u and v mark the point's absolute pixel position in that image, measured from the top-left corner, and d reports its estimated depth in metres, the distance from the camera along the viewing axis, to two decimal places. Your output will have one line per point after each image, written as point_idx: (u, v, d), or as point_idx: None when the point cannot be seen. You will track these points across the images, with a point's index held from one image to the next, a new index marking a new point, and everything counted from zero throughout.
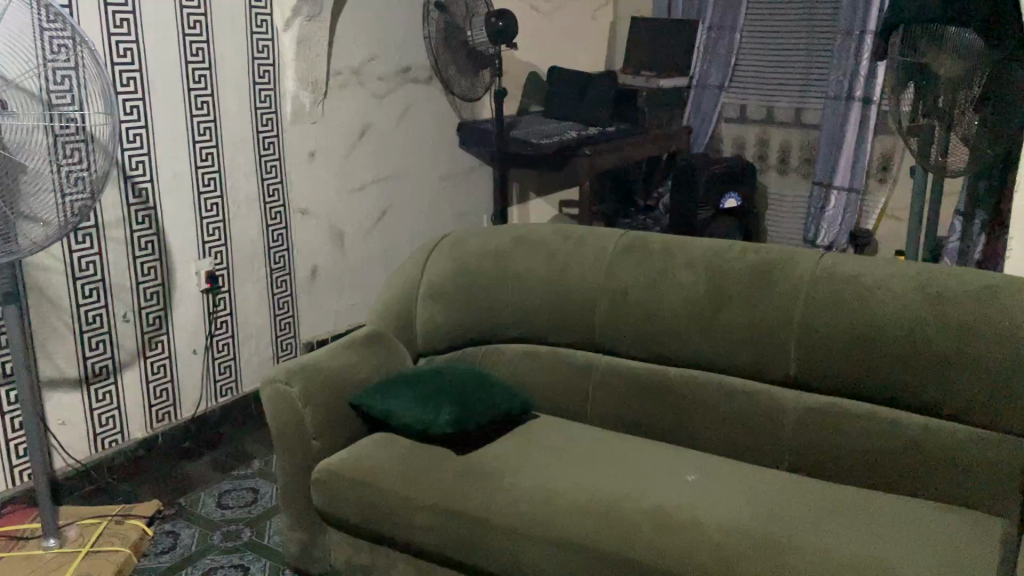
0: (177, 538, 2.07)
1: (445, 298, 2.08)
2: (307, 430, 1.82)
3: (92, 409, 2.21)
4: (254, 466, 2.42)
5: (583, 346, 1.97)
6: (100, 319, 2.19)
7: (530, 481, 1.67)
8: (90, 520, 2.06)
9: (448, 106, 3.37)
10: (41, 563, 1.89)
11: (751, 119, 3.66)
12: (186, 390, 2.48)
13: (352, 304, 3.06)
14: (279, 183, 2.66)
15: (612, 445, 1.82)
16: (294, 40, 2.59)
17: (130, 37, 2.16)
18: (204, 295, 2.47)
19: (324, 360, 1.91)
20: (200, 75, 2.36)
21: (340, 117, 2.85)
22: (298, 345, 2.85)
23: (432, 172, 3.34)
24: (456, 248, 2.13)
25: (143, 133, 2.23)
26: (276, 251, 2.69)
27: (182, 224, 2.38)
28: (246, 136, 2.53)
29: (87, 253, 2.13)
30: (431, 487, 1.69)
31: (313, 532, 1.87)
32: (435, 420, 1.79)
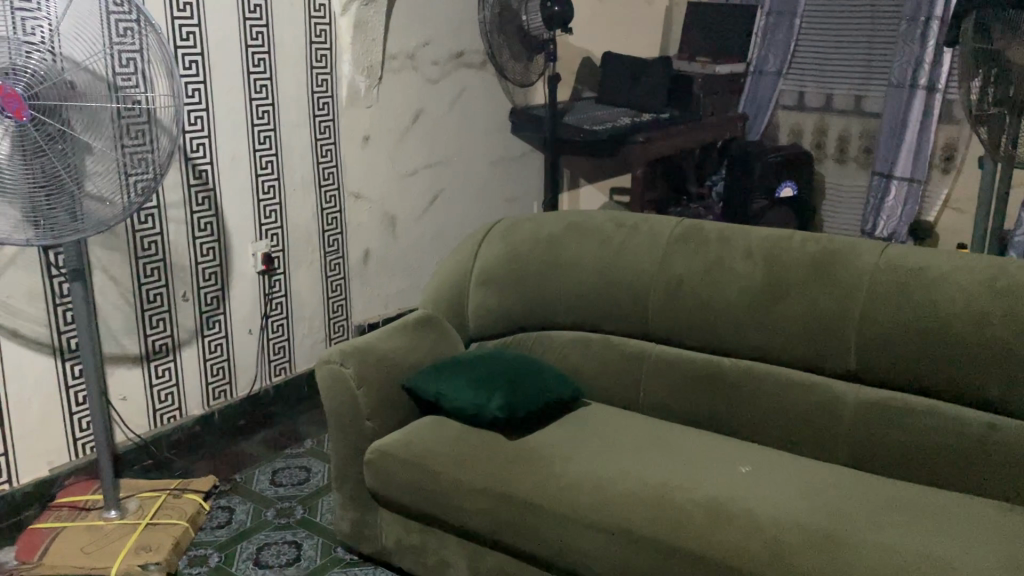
0: (232, 513, 2.12)
1: (498, 283, 2.08)
2: (361, 410, 1.84)
3: (152, 385, 2.27)
4: (306, 445, 2.46)
5: (635, 334, 1.96)
6: (161, 298, 2.25)
7: (581, 468, 1.67)
8: (150, 493, 2.11)
9: (501, 91, 3.37)
10: (104, 534, 1.95)
11: (809, 107, 3.57)
12: (242, 369, 2.53)
13: (403, 288, 3.08)
14: (334, 166, 2.68)
15: (664, 434, 1.81)
16: (351, 25, 2.61)
17: (192, 21, 2.19)
18: (260, 276, 2.51)
19: (379, 342, 1.94)
20: (259, 59, 2.39)
21: (394, 102, 2.86)
22: (350, 328, 2.88)
23: (483, 158, 3.34)
24: (509, 234, 2.13)
25: (204, 115, 2.26)
26: (330, 234, 2.72)
27: (241, 206, 2.42)
28: (303, 120, 2.55)
29: (148, 233, 2.18)
30: (483, 471, 1.70)
31: (365, 512, 1.90)
32: (488, 404, 1.80)
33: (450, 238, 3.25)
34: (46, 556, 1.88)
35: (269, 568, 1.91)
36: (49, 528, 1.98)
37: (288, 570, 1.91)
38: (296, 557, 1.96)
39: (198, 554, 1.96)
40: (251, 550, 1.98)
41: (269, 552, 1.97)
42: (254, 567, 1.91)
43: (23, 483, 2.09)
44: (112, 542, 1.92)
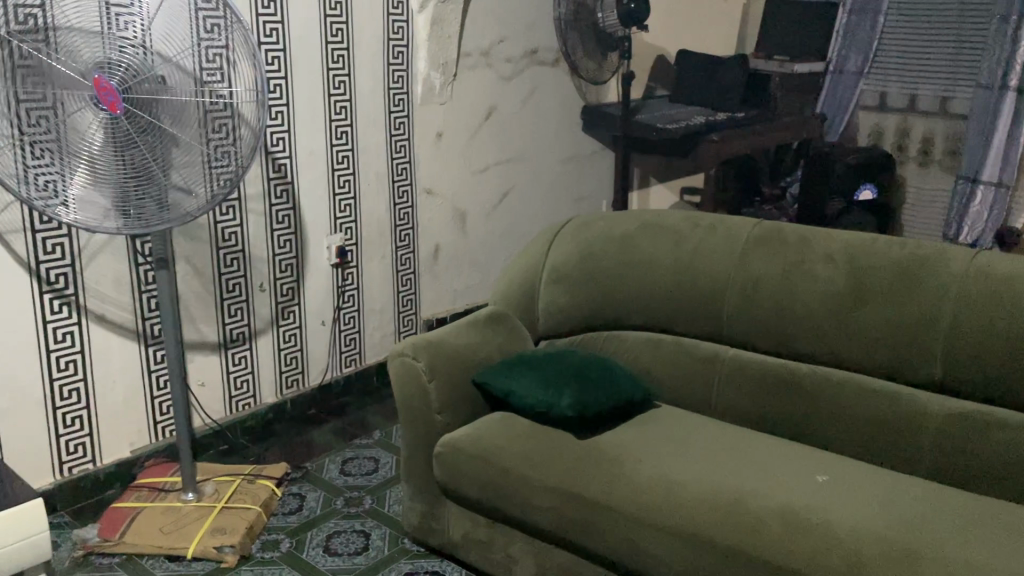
0: (303, 500, 2.16)
1: (569, 281, 2.07)
2: (431, 404, 1.86)
3: (229, 372, 2.34)
4: (375, 436, 2.49)
5: (709, 336, 1.93)
6: (239, 288, 2.30)
7: (652, 470, 1.65)
8: (225, 477, 2.17)
9: (574, 89, 3.37)
10: (182, 515, 2.01)
11: (891, 108, 3.41)
12: (314, 360, 2.58)
13: (471, 284, 3.09)
14: (408, 162, 2.71)
15: (737, 439, 1.78)
16: (428, 22, 2.64)
17: (276, 18, 2.24)
18: (334, 269, 2.56)
19: (451, 336, 1.95)
20: (338, 55, 2.43)
21: (468, 99, 2.88)
22: (419, 322, 2.91)
23: (554, 156, 3.34)
24: (582, 232, 2.12)
25: (284, 110, 2.31)
26: (401, 229, 2.75)
27: (317, 200, 2.46)
28: (379, 116, 2.59)
29: (229, 224, 2.24)
30: (553, 468, 1.70)
31: (433, 504, 1.92)
32: (558, 402, 1.80)
33: (520, 235, 3.26)
34: (127, 534, 1.94)
35: (339, 556, 1.94)
36: (130, 506, 2.04)
37: (356, 559, 1.94)
38: (365, 547, 1.99)
39: (270, 539, 2.00)
40: (322, 537, 2.02)
41: (339, 540, 2.00)
42: (324, 554, 1.95)
43: (106, 463, 2.18)
44: (189, 523, 1.98)
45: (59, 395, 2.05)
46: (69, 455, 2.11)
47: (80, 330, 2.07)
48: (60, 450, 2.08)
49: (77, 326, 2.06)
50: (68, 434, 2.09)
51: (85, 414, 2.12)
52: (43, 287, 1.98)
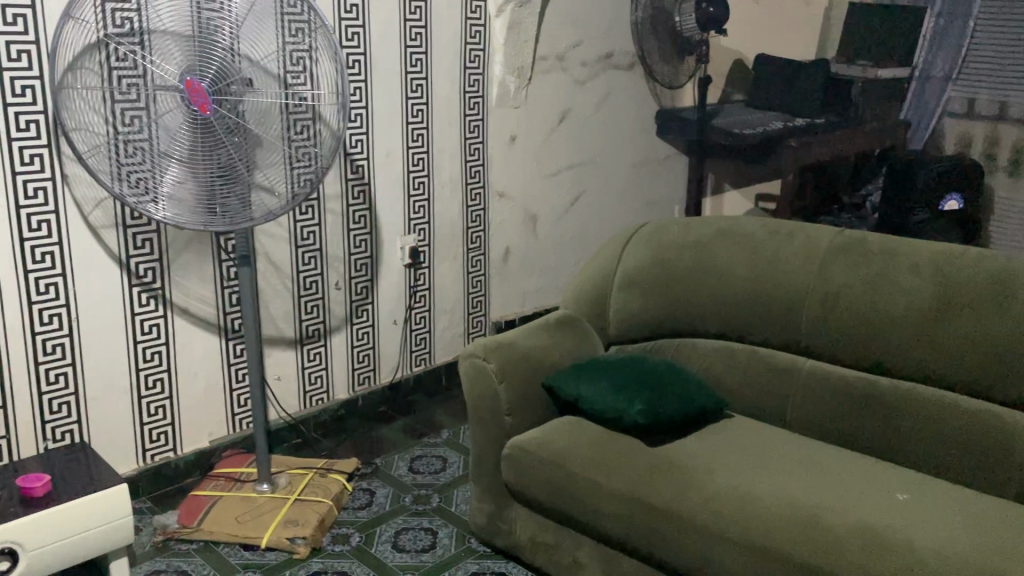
0: (373, 496, 2.20)
1: (642, 287, 2.06)
2: (501, 405, 1.87)
3: (303, 367, 2.39)
4: (443, 435, 2.52)
5: (786, 346, 1.90)
6: (316, 286, 2.36)
7: (725, 481, 1.63)
8: (299, 470, 2.23)
9: (648, 93, 3.34)
10: (256, 505, 2.07)
11: (979, 116, 2.76)
12: (386, 358, 2.62)
13: (540, 287, 3.10)
14: (481, 165, 2.74)
15: (813, 453, 1.74)
16: (505, 26, 2.66)
17: (358, 22, 2.29)
18: (407, 268, 2.60)
19: (522, 339, 1.96)
20: (417, 59, 2.46)
21: (542, 103, 2.89)
22: (488, 323, 2.94)
23: (627, 160, 3.32)
24: (656, 238, 2.10)
25: (363, 113, 2.36)
26: (474, 231, 2.78)
27: (393, 201, 2.50)
28: (454, 119, 2.62)
29: (307, 223, 2.30)
30: (623, 475, 1.69)
31: (501, 505, 1.93)
32: (628, 409, 1.79)
33: (590, 239, 3.25)
34: (205, 522, 2.01)
35: (407, 552, 1.97)
36: (208, 495, 2.11)
37: (424, 556, 1.96)
38: (432, 544, 2.01)
39: (340, 532, 2.05)
40: (390, 533, 2.05)
41: (407, 537, 2.03)
42: (392, 550, 1.98)
43: (185, 451, 2.26)
44: (263, 514, 2.04)
45: (144, 385, 2.14)
46: (152, 443, 2.19)
47: (165, 322, 2.15)
48: (143, 437, 2.17)
49: (162, 318, 2.14)
50: (151, 423, 2.18)
51: (167, 404, 2.20)
52: (132, 280, 2.06)
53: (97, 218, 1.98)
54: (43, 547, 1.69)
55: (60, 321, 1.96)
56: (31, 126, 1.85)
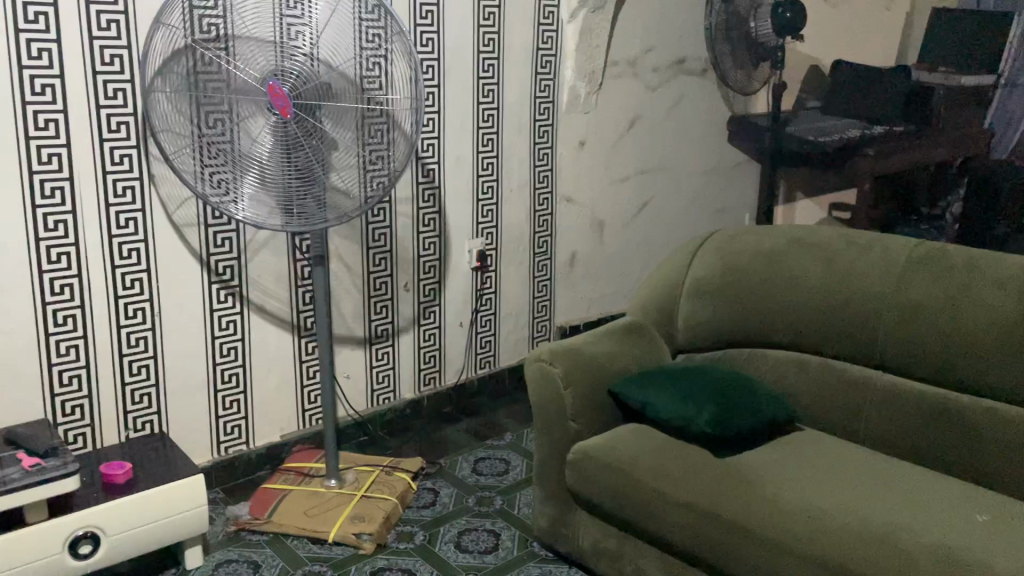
0: (436, 495, 2.23)
1: (711, 295, 2.03)
2: (566, 411, 1.87)
3: (372, 366, 2.44)
4: (506, 438, 2.53)
5: (860, 360, 1.85)
6: (385, 286, 2.41)
7: (795, 495, 1.60)
8: (365, 467, 2.27)
9: (720, 99, 3.30)
10: (324, 500, 2.12)
11: None
12: (451, 359, 2.66)
13: (605, 292, 3.09)
14: (550, 170, 2.75)
15: (886, 470, 1.70)
16: (577, 32, 2.67)
17: (433, 28, 2.33)
18: (474, 272, 2.63)
19: (589, 345, 1.95)
20: (489, 64, 2.49)
21: (612, 108, 2.89)
22: (552, 328, 2.95)
23: (696, 167, 3.29)
24: (727, 246, 2.07)
25: (435, 118, 2.40)
26: (541, 236, 2.79)
27: (462, 204, 2.53)
28: (525, 124, 2.64)
29: (379, 225, 2.35)
30: (689, 484, 1.67)
31: (565, 510, 1.93)
32: (695, 418, 1.77)
33: (658, 246, 3.23)
34: (275, 515, 2.06)
35: (469, 553, 1.99)
36: (278, 488, 2.17)
37: (486, 558, 1.98)
38: (495, 546, 2.02)
39: (405, 530, 2.07)
40: (454, 533, 2.07)
41: (470, 538, 2.05)
42: (455, 550, 2.00)
43: (257, 445, 2.33)
44: (330, 509, 2.08)
45: (220, 379, 2.21)
46: (227, 436, 2.26)
47: (242, 319, 2.21)
48: (218, 430, 2.24)
49: (239, 315, 2.21)
50: (226, 416, 2.25)
51: (242, 398, 2.27)
52: (211, 277, 2.13)
53: (180, 217, 2.05)
54: (124, 533, 1.77)
55: (143, 314, 2.04)
56: (121, 127, 1.92)
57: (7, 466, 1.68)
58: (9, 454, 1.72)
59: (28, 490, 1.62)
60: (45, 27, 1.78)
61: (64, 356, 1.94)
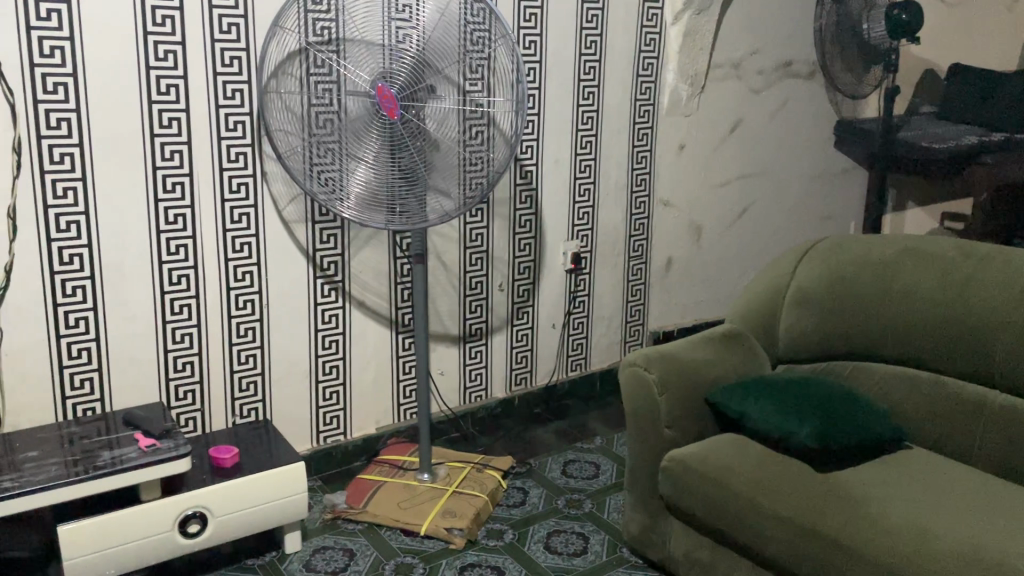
0: (526, 495, 2.24)
1: (816, 305, 1.98)
2: (660, 417, 1.85)
3: (466, 364, 2.48)
4: (596, 442, 2.53)
5: (973, 378, 1.77)
6: (481, 286, 2.44)
7: (901, 516, 1.53)
8: (458, 463, 2.30)
9: (827, 103, 3.20)
10: (417, 494, 2.16)
11: None
12: (543, 360, 2.67)
13: (700, 299, 3.05)
14: (648, 173, 2.73)
15: (1002, 496, 1.61)
16: (681, 34, 2.64)
17: (535, 30, 2.34)
18: (568, 274, 2.64)
19: (686, 351, 1.93)
20: (590, 67, 2.49)
21: (715, 111, 2.84)
22: (645, 333, 2.93)
23: (799, 172, 3.20)
24: (833, 254, 2.01)
25: (536, 120, 2.41)
26: (637, 240, 2.77)
27: (559, 206, 2.54)
28: (624, 126, 2.63)
29: (476, 225, 2.38)
30: (787, 499, 1.62)
31: (656, 517, 1.91)
32: (796, 431, 1.72)
33: (757, 254, 3.16)
34: (370, 505, 2.11)
35: (558, 555, 1.99)
36: (374, 479, 2.23)
37: (575, 560, 1.97)
38: (584, 549, 2.02)
39: (495, 528, 2.09)
40: (543, 533, 2.08)
41: (559, 540, 2.05)
42: (544, 551, 2.01)
43: (354, 436, 2.39)
44: (423, 502, 2.12)
45: (322, 370, 2.28)
46: (326, 426, 2.33)
47: (343, 313, 2.28)
48: (318, 420, 2.31)
49: (341, 309, 2.28)
50: (326, 406, 2.32)
51: (341, 389, 2.33)
52: (317, 272, 2.21)
53: (290, 212, 2.13)
54: (228, 515, 1.84)
55: (252, 306, 2.13)
56: (238, 126, 2.01)
57: (125, 445, 1.78)
58: (127, 434, 1.83)
59: (144, 469, 1.71)
60: (171, 29, 1.88)
61: (179, 343, 2.04)
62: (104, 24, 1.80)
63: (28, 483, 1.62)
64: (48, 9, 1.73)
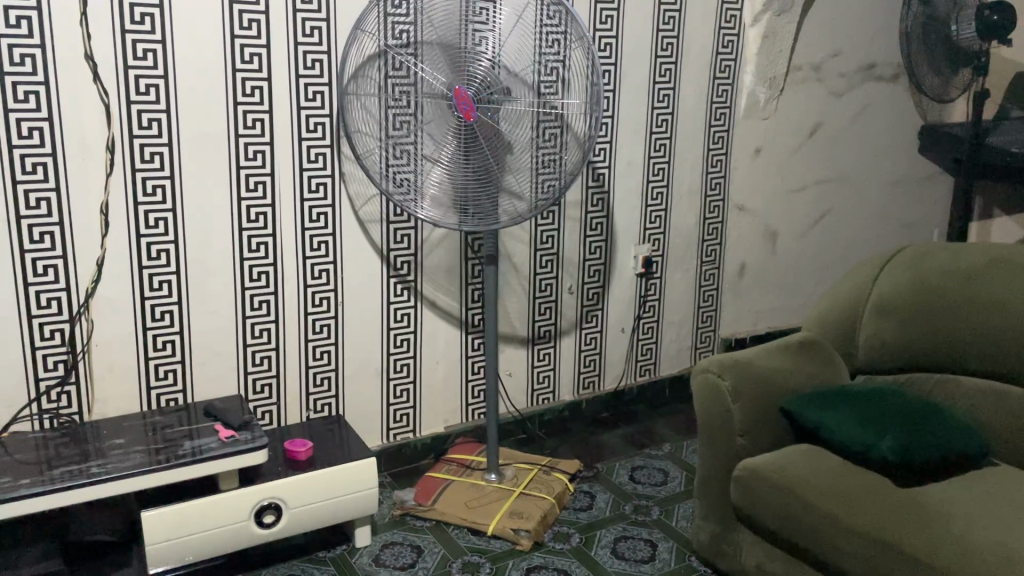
0: (593, 500, 2.23)
1: (898, 315, 1.92)
2: (733, 426, 1.82)
3: (534, 366, 2.48)
4: (665, 448, 2.50)
5: None
6: (550, 288, 2.44)
7: (988, 534, 1.47)
8: (525, 465, 2.31)
9: (911, 106, 3.10)
10: (485, 493, 2.17)
11: None
12: (611, 364, 2.66)
13: (773, 306, 2.99)
14: (722, 177, 2.69)
15: None
16: (760, 36, 2.60)
17: (611, 32, 2.33)
18: (638, 278, 2.62)
19: (760, 359, 1.89)
20: (666, 70, 2.47)
21: (793, 115, 2.78)
22: (716, 340, 2.88)
23: (880, 179, 3.10)
24: (918, 263, 1.95)
25: (610, 123, 2.40)
26: (709, 245, 2.74)
27: (630, 209, 2.53)
28: (699, 130, 2.59)
29: (547, 228, 2.38)
30: (866, 513, 1.57)
31: (727, 527, 1.88)
32: (877, 444, 1.67)
33: (833, 261, 3.08)
34: (438, 503, 2.14)
35: (626, 560, 1.98)
36: (442, 478, 2.25)
37: (643, 567, 1.96)
38: (652, 556, 2.00)
39: (561, 531, 2.09)
40: (610, 538, 2.06)
41: (626, 545, 2.04)
42: (611, 556, 1.99)
43: (423, 434, 2.42)
44: (490, 502, 2.13)
45: (393, 368, 2.31)
46: (395, 423, 2.36)
47: (415, 312, 2.31)
48: (389, 417, 2.35)
49: (413, 309, 2.30)
50: (396, 403, 2.35)
51: (411, 388, 2.36)
52: (390, 271, 2.24)
53: (366, 212, 2.17)
54: (302, 507, 1.88)
55: (327, 303, 2.17)
56: (318, 127, 2.06)
57: (206, 435, 1.84)
58: (207, 425, 1.89)
59: (223, 459, 1.76)
60: (257, 33, 1.93)
61: (258, 338, 2.10)
62: (194, 27, 1.86)
63: (115, 469, 1.68)
64: (142, 13, 1.80)
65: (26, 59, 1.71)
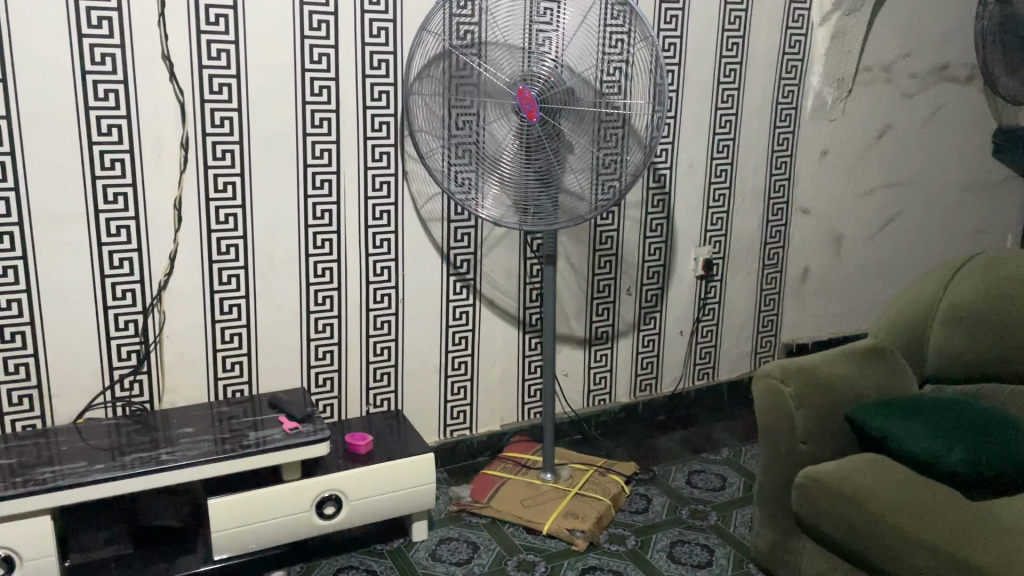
0: (649, 503, 2.22)
1: (971, 323, 1.87)
2: (796, 432, 1.78)
3: (591, 367, 2.48)
4: (722, 453, 2.47)
5: None
6: (608, 288, 2.43)
7: None
8: (580, 466, 2.31)
9: (985, 108, 3.01)
10: (540, 492, 2.17)
11: None
12: (668, 367, 2.64)
13: (836, 311, 2.92)
14: (787, 179, 2.64)
15: None
16: (829, 35, 2.55)
17: (675, 32, 2.31)
18: (698, 281, 2.60)
19: (825, 365, 1.85)
20: (730, 70, 2.44)
21: (862, 116, 2.72)
22: (776, 345, 2.84)
23: (951, 184, 3.01)
24: (993, 270, 1.89)
25: (673, 122, 2.38)
26: (772, 248, 2.70)
27: (691, 211, 2.51)
28: (763, 131, 2.56)
29: (607, 228, 2.38)
30: (933, 525, 1.53)
31: (787, 535, 1.85)
32: (946, 455, 1.62)
33: (900, 267, 3.00)
34: (494, 500, 2.15)
35: (682, 565, 1.96)
36: (498, 476, 2.26)
37: (700, 572, 1.94)
38: (709, 562, 1.98)
39: (617, 533, 2.08)
40: (666, 542, 2.05)
41: (682, 550, 2.02)
42: (667, 560, 1.98)
43: (479, 431, 2.44)
44: (546, 501, 2.14)
45: (451, 365, 2.34)
46: (453, 420, 2.39)
47: (473, 311, 2.33)
48: (446, 413, 2.37)
49: (471, 307, 2.32)
50: (453, 400, 2.37)
51: (468, 385, 2.38)
52: (450, 270, 2.27)
53: (427, 211, 2.20)
54: (362, 500, 1.91)
55: (388, 300, 2.20)
56: (382, 126, 2.09)
57: (270, 427, 1.88)
58: (271, 417, 1.93)
59: (286, 450, 1.80)
60: (326, 33, 1.97)
61: (321, 333, 2.14)
62: (266, 27, 1.90)
63: (183, 457, 1.73)
64: (217, 14, 1.85)
65: (106, 59, 1.77)
